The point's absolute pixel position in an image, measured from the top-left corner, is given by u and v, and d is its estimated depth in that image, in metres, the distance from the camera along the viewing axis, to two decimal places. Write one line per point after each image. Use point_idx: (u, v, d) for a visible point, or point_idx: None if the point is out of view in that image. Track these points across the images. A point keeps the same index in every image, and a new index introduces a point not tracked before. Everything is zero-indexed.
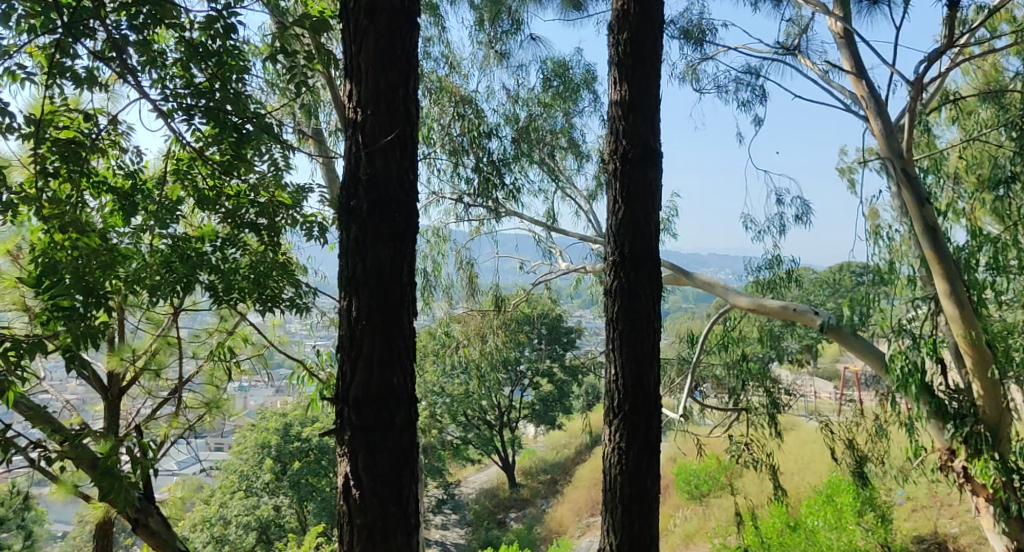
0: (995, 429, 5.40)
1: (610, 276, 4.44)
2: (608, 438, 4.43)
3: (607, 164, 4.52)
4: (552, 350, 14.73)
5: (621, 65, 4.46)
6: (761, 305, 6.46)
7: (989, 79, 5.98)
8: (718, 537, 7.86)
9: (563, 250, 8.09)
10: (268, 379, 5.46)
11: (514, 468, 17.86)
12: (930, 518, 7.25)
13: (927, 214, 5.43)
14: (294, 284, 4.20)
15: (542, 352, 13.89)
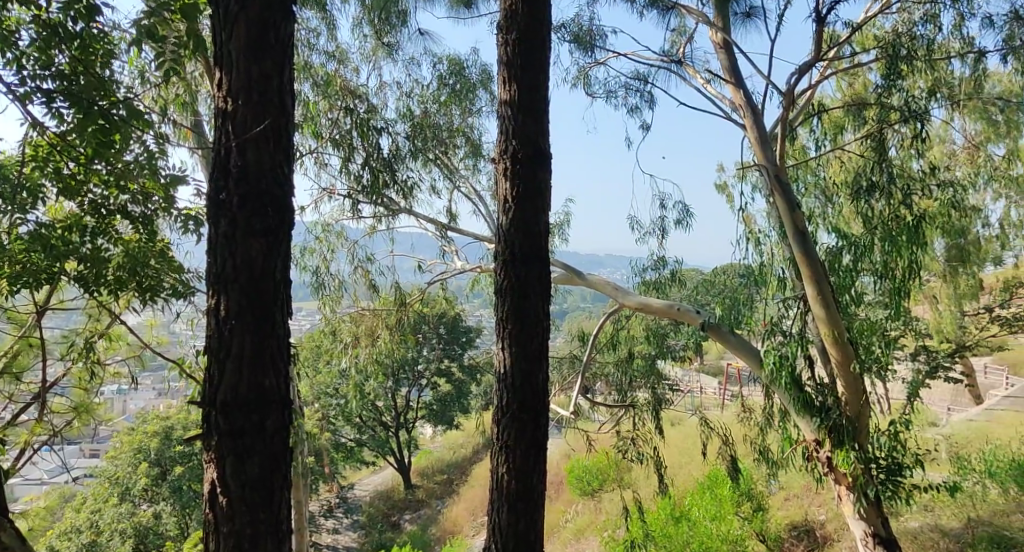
0: (856, 421, 5.72)
1: (500, 274, 4.44)
2: (496, 437, 4.44)
3: (496, 163, 4.52)
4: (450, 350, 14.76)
5: (511, 64, 4.47)
6: (647, 305, 6.64)
7: (857, 92, 6.35)
8: (607, 530, 8.00)
9: (459, 249, 7.98)
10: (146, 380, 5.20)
11: (410, 469, 17.73)
12: (801, 506, 7.62)
13: (797, 218, 5.74)
14: (176, 270, 3.98)
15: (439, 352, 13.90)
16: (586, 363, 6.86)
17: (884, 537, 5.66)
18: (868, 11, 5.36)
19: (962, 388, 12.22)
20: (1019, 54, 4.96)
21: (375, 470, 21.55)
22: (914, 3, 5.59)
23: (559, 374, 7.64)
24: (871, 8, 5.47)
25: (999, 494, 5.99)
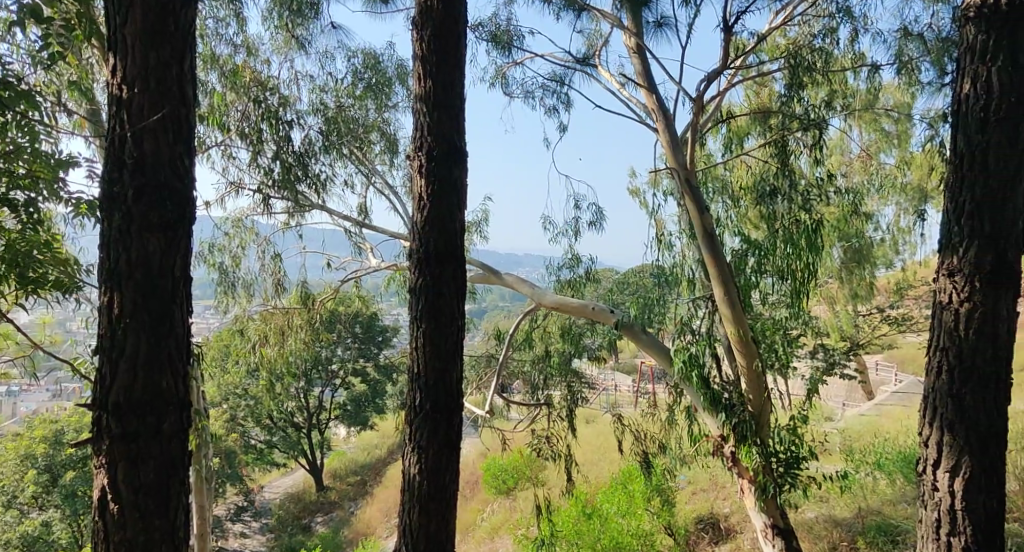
0: (758, 416, 5.93)
1: (414, 273, 4.39)
2: (408, 437, 4.39)
3: (411, 160, 4.47)
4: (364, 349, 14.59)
5: (426, 60, 4.43)
6: (563, 304, 6.68)
7: (762, 101, 6.59)
8: (521, 528, 8.00)
9: (374, 246, 7.75)
10: (45, 383, 4.87)
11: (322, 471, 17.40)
12: (707, 499, 7.85)
13: (706, 221, 5.91)
14: (63, 263, 3.71)
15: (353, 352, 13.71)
16: (502, 362, 6.83)
17: (783, 528, 5.87)
18: (771, 22, 5.56)
19: (854, 385, 12.92)
20: (906, 68, 5.27)
21: (285, 472, 21.05)
22: (814, 17, 5.85)
23: (476, 373, 7.58)
24: (775, 20, 5.70)
25: (887, 484, 6.33)
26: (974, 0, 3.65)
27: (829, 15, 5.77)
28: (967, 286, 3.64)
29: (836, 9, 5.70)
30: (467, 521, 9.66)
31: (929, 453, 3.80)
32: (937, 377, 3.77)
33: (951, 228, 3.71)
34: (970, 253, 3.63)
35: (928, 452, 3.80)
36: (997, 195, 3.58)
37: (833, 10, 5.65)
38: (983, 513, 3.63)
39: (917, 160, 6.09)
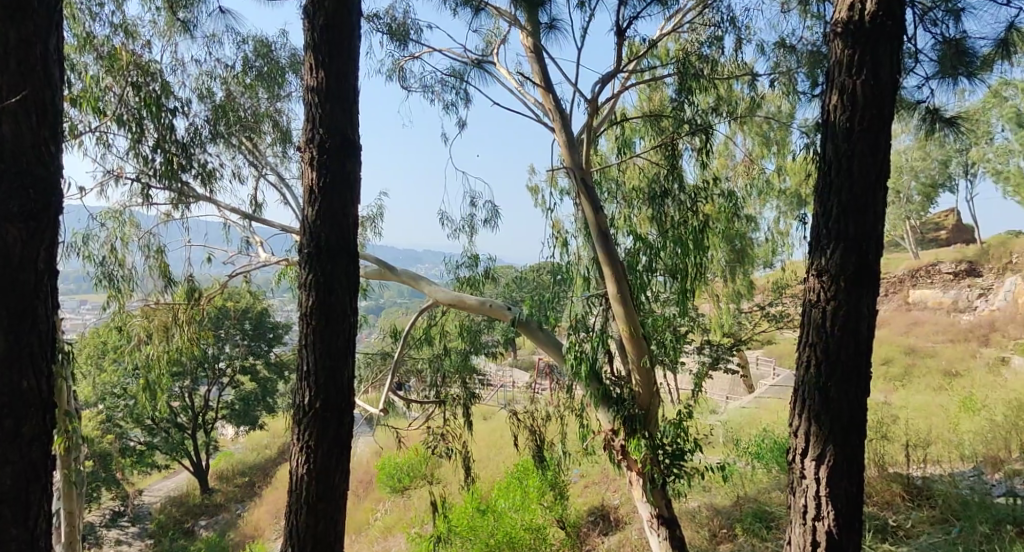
0: (646, 410, 6.11)
1: (304, 268, 4.27)
2: (295, 438, 4.27)
3: (302, 152, 4.33)
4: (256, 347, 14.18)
5: (318, 50, 4.30)
6: (460, 301, 6.54)
7: (654, 105, 6.75)
8: (414, 527, 7.92)
9: (264, 241, 7.48)
10: None
11: (208, 472, 16.78)
12: (599, 492, 8.04)
13: (601, 221, 6.02)
14: None
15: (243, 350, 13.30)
16: (397, 359, 6.67)
17: (667, 517, 6.01)
18: (662, 28, 5.72)
19: (736, 379, 13.63)
20: (784, 78, 5.58)
21: (167, 475, 20.17)
22: (701, 25, 6.08)
23: (368, 372, 7.22)
24: (665, 27, 5.88)
25: (764, 473, 6.65)
26: (842, 17, 3.89)
27: (714, 24, 6.01)
28: (832, 286, 3.89)
29: (721, 19, 5.95)
30: (359, 522, 9.42)
31: (798, 443, 4.04)
32: (805, 370, 4.01)
33: (820, 231, 3.95)
34: (836, 255, 3.87)
35: (797, 442, 4.04)
36: (860, 201, 3.84)
37: (719, 20, 5.90)
38: (844, 497, 3.90)
39: (794, 167, 6.44)
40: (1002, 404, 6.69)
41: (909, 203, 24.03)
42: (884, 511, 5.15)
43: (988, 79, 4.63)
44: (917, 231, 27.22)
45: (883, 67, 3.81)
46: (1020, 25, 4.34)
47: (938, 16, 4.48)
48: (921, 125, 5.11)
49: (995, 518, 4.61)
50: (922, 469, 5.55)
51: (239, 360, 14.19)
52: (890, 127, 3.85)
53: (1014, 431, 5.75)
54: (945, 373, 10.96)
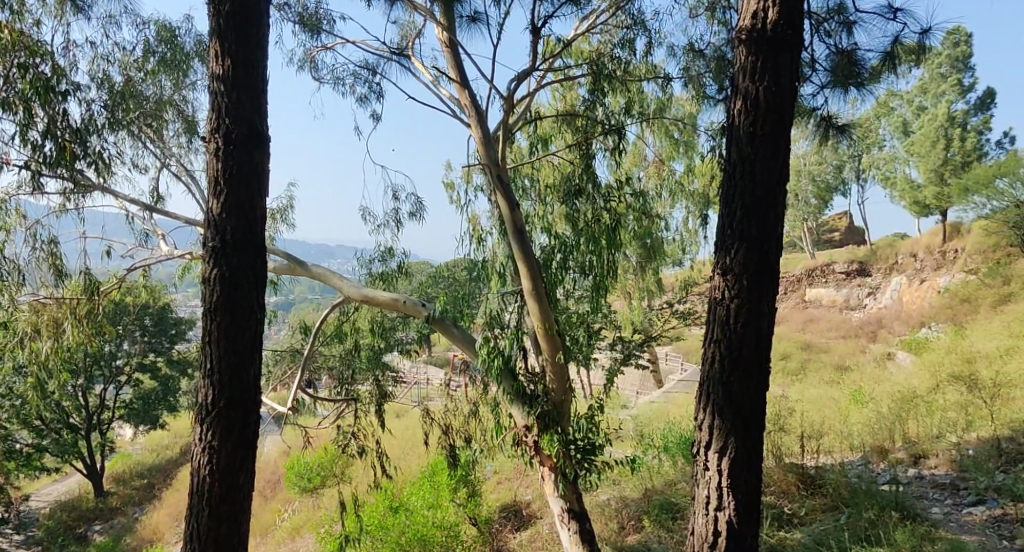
0: (559, 405, 6.13)
1: (209, 262, 4.11)
2: (198, 438, 4.11)
3: (207, 142, 4.16)
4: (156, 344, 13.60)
5: (223, 36, 4.12)
6: (372, 297, 6.40)
7: (568, 104, 6.83)
8: (323, 526, 7.74)
9: (166, 233, 7.17)
10: None
11: (103, 475, 15.98)
12: (511, 487, 8.08)
13: (517, 218, 6.01)
14: None
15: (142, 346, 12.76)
16: (307, 356, 6.47)
17: (578, 511, 6.06)
18: (577, 28, 5.75)
19: (645, 374, 14.01)
20: (693, 83, 5.75)
21: (57, 479, 19.10)
22: (614, 27, 6.19)
23: (278, 370, 7.02)
24: (580, 27, 5.95)
25: (671, 465, 6.83)
26: (745, 25, 4.03)
27: (627, 27, 6.13)
28: (735, 285, 4.03)
29: (633, 21, 6.08)
30: (264, 523, 9.00)
31: (702, 436, 4.17)
32: (711, 365, 4.14)
33: (725, 231, 4.09)
34: (739, 255, 4.03)
35: (701, 435, 4.18)
36: (762, 203, 4.00)
37: (631, 23, 6.03)
38: (744, 487, 4.06)
39: (701, 168, 6.65)
40: (887, 397, 7.12)
41: (807, 206, 25.33)
42: (780, 500, 5.39)
43: (876, 89, 4.92)
44: (813, 233, 28.72)
45: (784, 74, 3.98)
46: (904, 39, 4.63)
47: (833, 27, 4.71)
48: (816, 131, 5.39)
49: (880, 504, 4.88)
50: (816, 458, 5.84)
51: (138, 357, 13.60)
52: (790, 132, 4.02)
53: (898, 422, 6.12)
54: (835, 368, 11.59)
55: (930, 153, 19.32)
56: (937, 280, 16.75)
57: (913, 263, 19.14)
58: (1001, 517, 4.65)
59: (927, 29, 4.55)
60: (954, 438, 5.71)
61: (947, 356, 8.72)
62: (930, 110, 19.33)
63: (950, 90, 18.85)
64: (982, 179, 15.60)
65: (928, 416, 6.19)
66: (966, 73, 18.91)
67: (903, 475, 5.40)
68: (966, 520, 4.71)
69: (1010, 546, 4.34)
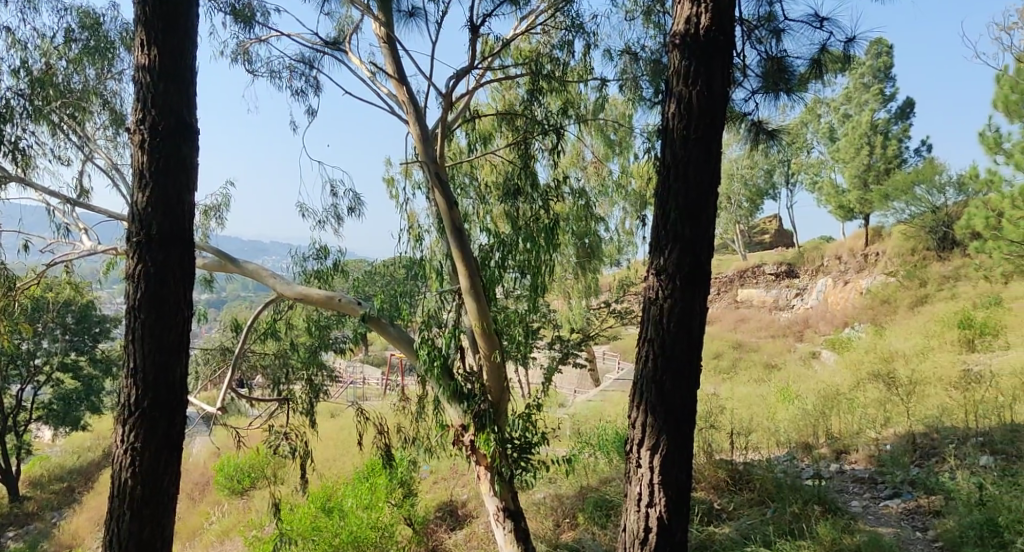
0: (496, 405, 6.10)
1: (133, 258, 3.96)
2: (120, 439, 3.97)
3: (131, 134, 4.00)
4: (77, 342, 13.08)
5: (150, 25, 3.97)
6: (307, 295, 6.29)
7: (507, 103, 6.83)
8: (252, 529, 7.55)
9: (89, 227, 6.87)
10: None
11: (19, 480, 15.24)
12: (447, 487, 8.03)
13: (455, 216, 5.96)
14: None
15: (63, 345, 12.24)
16: (238, 355, 6.33)
17: (513, 510, 6.07)
18: (515, 28, 5.75)
19: (583, 373, 14.16)
20: (630, 85, 5.83)
21: None
22: (553, 28, 6.22)
23: (207, 369, 6.78)
24: (519, 27, 5.95)
25: (606, 463, 6.89)
26: (679, 30, 4.11)
27: (565, 28, 6.18)
28: (669, 285, 4.10)
29: (571, 24, 6.13)
30: (191, 528, 8.71)
31: (635, 434, 4.23)
32: (644, 364, 4.20)
33: (659, 233, 4.15)
34: (673, 255, 4.09)
35: (634, 433, 4.24)
36: (694, 204, 4.08)
37: (569, 25, 6.08)
38: (674, 484, 4.13)
39: (637, 169, 6.73)
40: (813, 394, 7.36)
41: (740, 209, 26.00)
42: (710, 495, 5.52)
43: (804, 96, 5.08)
44: (746, 235, 29.55)
45: (716, 79, 4.06)
46: (830, 48, 4.79)
47: (763, 35, 4.84)
48: (748, 136, 5.53)
49: (804, 498, 5.04)
50: (744, 455, 5.99)
51: (58, 356, 13.05)
52: (721, 136, 4.10)
53: (821, 419, 6.32)
54: (765, 366, 11.91)
55: (854, 159, 19.91)
56: (862, 282, 17.41)
57: (838, 264, 19.83)
58: (915, 509, 4.85)
59: (851, 39, 4.72)
60: (873, 434, 5.94)
61: (868, 355, 9.06)
62: (855, 118, 20.07)
63: (873, 99, 19.59)
64: (902, 186, 16.44)
65: (850, 413, 6.42)
66: (887, 83, 19.70)
67: (826, 470, 5.59)
68: (883, 512, 4.90)
69: (924, 537, 4.53)
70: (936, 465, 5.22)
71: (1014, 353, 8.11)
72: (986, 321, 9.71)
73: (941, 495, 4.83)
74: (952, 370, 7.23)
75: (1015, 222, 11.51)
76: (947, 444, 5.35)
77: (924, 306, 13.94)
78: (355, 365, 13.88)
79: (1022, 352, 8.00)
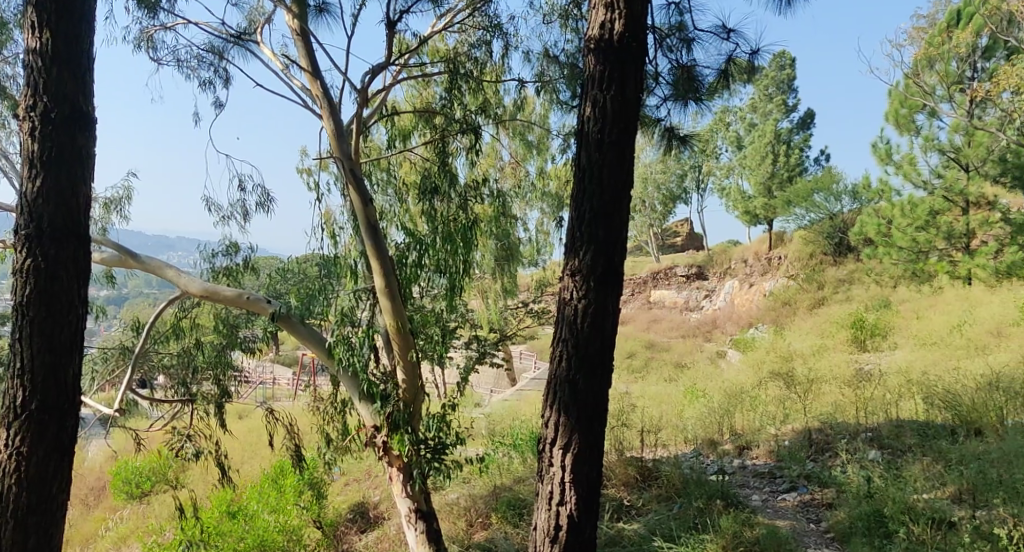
0: (410, 405, 6.03)
1: (21, 252, 3.72)
2: (5, 443, 3.73)
3: (21, 121, 3.75)
4: None
5: (42, 6, 3.71)
6: (214, 292, 6.06)
7: (425, 101, 6.79)
8: (151, 536, 7.23)
9: None
10: None
11: None
12: (359, 489, 7.91)
13: (370, 214, 5.88)
14: None
15: None
16: (138, 354, 6.03)
17: (425, 511, 6.04)
18: (433, 26, 5.71)
19: (499, 373, 14.25)
20: (547, 88, 5.89)
21: None
22: (471, 27, 6.23)
23: (103, 368, 6.45)
24: (437, 25, 5.92)
25: (520, 463, 6.94)
26: (594, 35, 4.17)
27: (483, 28, 6.20)
28: (583, 286, 4.15)
29: (490, 24, 6.15)
30: (84, 535, 8.27)
31: (548, 433, 4.27)
32: (558, 364, 4.25)
33: (574, 235, 4.20)
34: (587, 257, 4.15)
35: (547, 432, 4.27)
36: (608, 207, 4.14)
37: (487, 25, 6.09)
38: (585, 482, 4.19)
39: (556, 171, 6.82)
40: (719, 392, 7.63)
41: (653, 213, 26.69)
42: (620, 492, 5.62)
43: (713, 104, 5.25)
44: (659, 239, 30.35)
45: (629, 85, 4.13)
46: (737, 58, 4.96)
47: (674, 43, 4.97)
48: (661, 141, 5.66)
49: (708, 493, 5.20)
50: (654, 452, 6.14)
51: None
52: (634, 141, 4.18)
53: (726, 416, 6.56)
54: (675, 365, 12.24)
55: (760, 166, 20.76)
56: (765, 285, 18.15)
57: (744, 267, 20.61)
58: (809, 502, 5.08)
59: (756, 50, 4.90)
60: (773, 430, 6.18)
61: (769, 354, 9.48)
62: (760, 127, 20.93)
63: (776, 109, 20.41)
64: (802, 193, 17.69)
65: (752, 410, 6.68)
66: (789, 95, 20.56)
67: (729, 465, 5.78)
68: (780, 506, 5.11)
69: (816, 529, 4.75)
70: (828, 460, 5.49)
71: (900, 353, 8.64)
72: (876, 323, 10.30)
73: (834, 488, 5.08)
74: (845, 370, 7.62)
75: (903, 230, 13.21)
76: (840, 439, 5.62)
77: (822, 308, 14.68)
78: (264, 365, 13.54)
79: (907, 353, 8.51)
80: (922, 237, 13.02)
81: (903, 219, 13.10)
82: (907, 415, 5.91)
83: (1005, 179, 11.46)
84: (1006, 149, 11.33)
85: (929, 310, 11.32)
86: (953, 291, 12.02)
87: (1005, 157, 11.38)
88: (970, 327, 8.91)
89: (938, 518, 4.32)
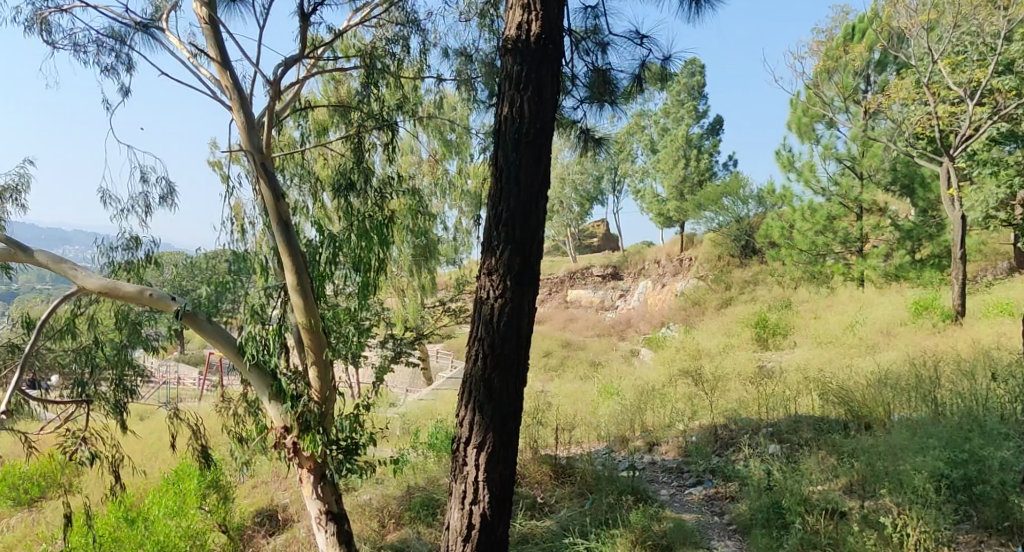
0: (321, 405, 5.89)
1: None
2: None
3: None
4: None
5: None
6: (113, 288, 5.75)
7: (341, 96, 6.65)
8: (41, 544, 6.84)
9: None
10: None
11: None
12: (267, 491, 7.70)
13: (282, 209, 5.72)
14: None
15: None
16: (28, 352, 5.66)
17: (336, 513, 5.93)
18: (349, 19, 5.60)
19: (415, 372, 14.17)
20: (465, 86, 5.87)
21: None
22: (388, 22, 6.14)
23: None
24: (353, 19, 5.81)
25: (434, 463, 6.90)
26: (511, 35, 4.19)
27: (400, 24, 6.14)
28: (500, 285, 4.16)
29: (408, 20, 6.10)
30: None
31: (463, 433, 4.26)
32: (473, 363, 4.24)
33: (491, 234, 4.20)
34: (504, 256, 4.16)
35: (461, 430, 4.26)
36: (526, 207, 4.17)
37: (406, 21, 6.04)
38: (498, 480, 4.20)
39: (473, 169, 6.82)
40: (631, 389, 7.82)
41: (571, 213, 27.05)
42: (533, 489, 5.66)
43: (627, 107, 5.36)
44: (576, 239, 30.79)
45: (547, 86, 4.16)
46: (650, 64, 5.07)
47: (589, 46, 5.05)
48: (578, 142, 5.71)
49: (618, 489, 5.31)
50: (568, 449, 6.21)
51: None
52: (551, 142, 4.21)
53: (637, 414, 6.73)
54: (588, 364, 12.43)
55: (673, 170, 21.39)
56: (676, 286, 18.65)
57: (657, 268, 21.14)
58: (713, 495, 5.25)
59: (669, 56, 5.02)
60: (682, 427, 6.36)
61: (679, 352, 9.78)
62: (672, 132, 21.54)
63: (687, 115, 21.02)
64: (711, 197, 18.07)
65: (662, 408, 6.85)
66: (699, 101, 21.23)
67: (640, 461, 5.92)
68: (687, 499, 5.26)
69: (719, 521, 4.93)
70: (732, 454, 5.68)
71: (799, 351, 9.08)
72: (778, 323, 10.74)
73: (737, 482, 5.25)
74: (748, 368, 7.92)
75: (804, 233, 13.85)
76: (743, 435, 5.84)
77: (730, 308, 15.22)
78: (166, 365, 13.00)
79: (806, 351, 8.93)
80: (820, 241, 13.65)
81: (805, 223, 13.79)
82: (805, 411, 6.18)
83: (894, 187, 12.46)
84: (897, 159, 12.12)
85: (826, 310, 11.90)
86: (849, 293, 12.67)
87: (896, 166, 12.21)
88: (861, 327, 9.42)
89: (831, 508, 4.54)
